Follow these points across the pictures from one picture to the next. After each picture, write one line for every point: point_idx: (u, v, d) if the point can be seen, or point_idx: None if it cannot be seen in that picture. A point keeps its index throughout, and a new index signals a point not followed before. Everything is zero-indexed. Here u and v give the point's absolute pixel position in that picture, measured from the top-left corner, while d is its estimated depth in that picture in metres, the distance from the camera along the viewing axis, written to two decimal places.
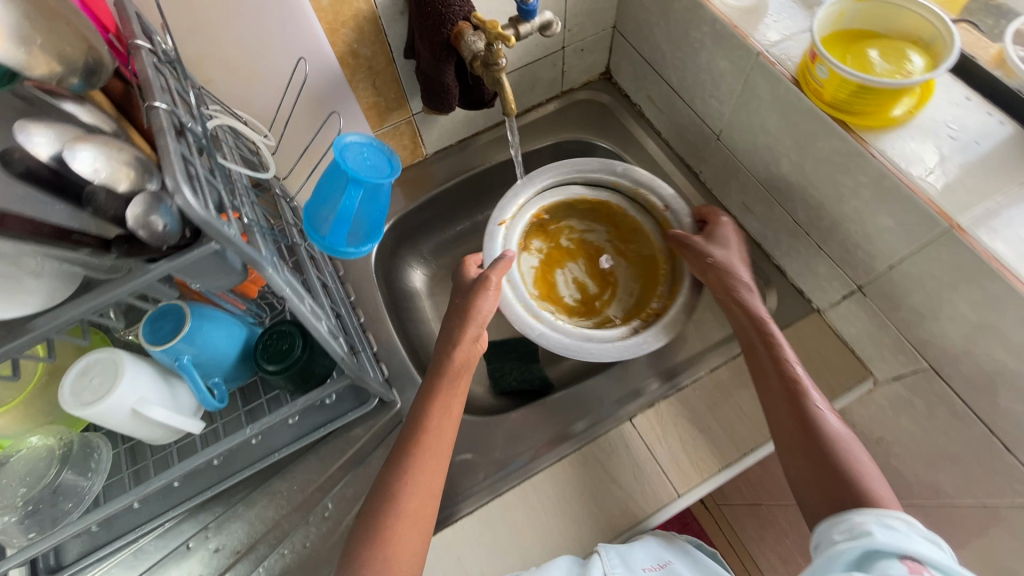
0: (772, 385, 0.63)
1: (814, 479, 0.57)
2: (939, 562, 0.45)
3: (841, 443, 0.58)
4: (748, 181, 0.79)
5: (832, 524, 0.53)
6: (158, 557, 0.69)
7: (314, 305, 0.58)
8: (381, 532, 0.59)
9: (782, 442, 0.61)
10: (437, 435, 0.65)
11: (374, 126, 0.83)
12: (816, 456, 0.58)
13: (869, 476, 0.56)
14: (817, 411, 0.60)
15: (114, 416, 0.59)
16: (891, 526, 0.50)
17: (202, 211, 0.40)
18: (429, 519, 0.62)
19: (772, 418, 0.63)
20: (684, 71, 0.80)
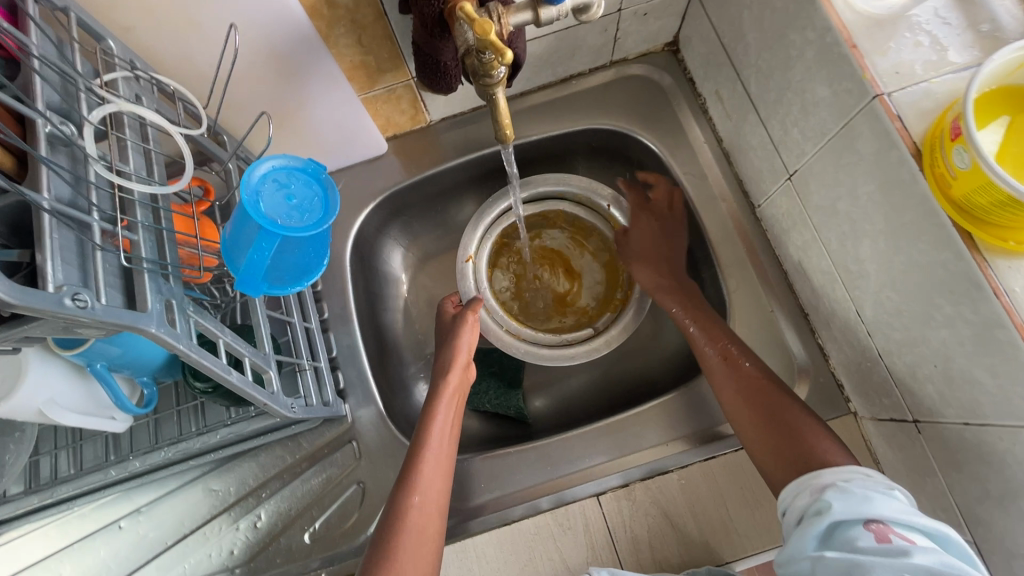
0: (721, 373, 0.62)
1: (781, 457, 0.55)
2: (899, 519, 0.44)
3: (792, 413, 0.57)
4: (813, 244, 0.61)
5: (798, 488, 0.51)
6: (88, 529, 0.69)
7: (234, 341, 0.49)
8: (395, 562, 0.51)
9: (741, 426, 0.59)
10: (441, 452, 0.59)
11: (361, 88, 0.67)
12: (775, 429, 0.56)
13: (822, 438, 0.54)
14: (765, 385, 0.59)
15: (20, 416, 0.53)
16: (844, 488, 0.47)
17: (14, 286, 0.30)
18: (437, 552, 0.54)
19: (727, 406, 0.61)
20: (770, 80, 0.59)
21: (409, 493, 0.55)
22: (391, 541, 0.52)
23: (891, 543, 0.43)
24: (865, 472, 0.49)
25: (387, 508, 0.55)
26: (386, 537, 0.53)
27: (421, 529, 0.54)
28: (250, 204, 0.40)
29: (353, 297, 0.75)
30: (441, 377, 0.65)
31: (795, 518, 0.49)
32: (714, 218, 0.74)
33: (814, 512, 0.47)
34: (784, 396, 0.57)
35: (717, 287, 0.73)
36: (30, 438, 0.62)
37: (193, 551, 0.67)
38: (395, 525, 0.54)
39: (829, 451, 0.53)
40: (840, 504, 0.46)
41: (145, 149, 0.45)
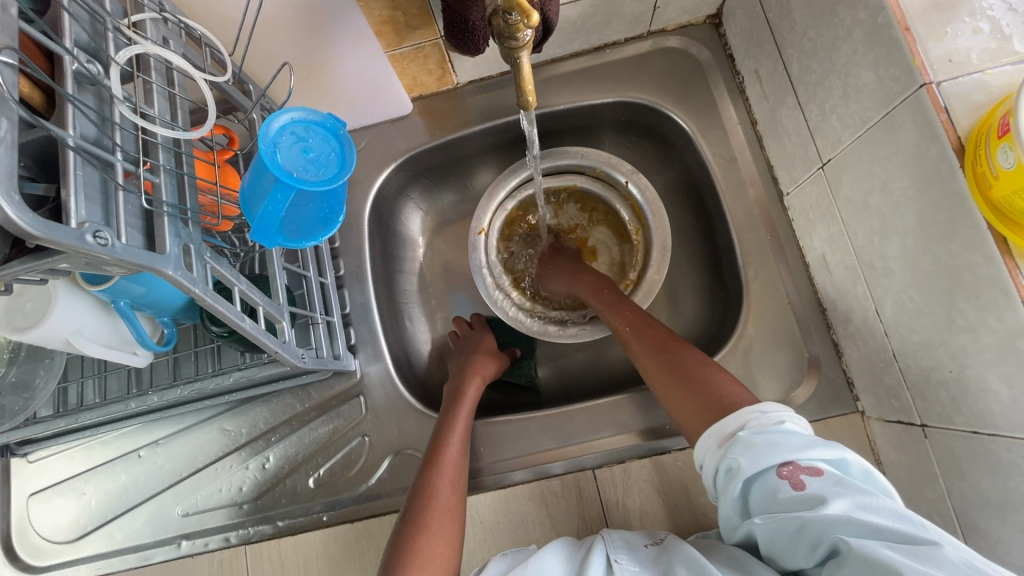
0: (632, 343, 0.64)
1: (690, 406, 0.55)
2: (802, 456, 0.44)
3: (693, 364, 0.57)
4: (838, 237, 0.59)
5: (704, 442, 0.50)
6: (112, 454, 0.73)
7: (250, 288, 0.50)
8: (426, 532, 0.54)
9: (659, 386, 0.59)
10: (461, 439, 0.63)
11: (389, 45, 0.66)
12: (681, 379, 0.57)
13: (726, 381, 0.54)
14: (669, 344, 0.61)
15: (49, 343, 0.56)
16: (747, 440, 0.46)
17: (42, 220, 0.31)
18: (461, 525, 0.58)
19: (643, 372, 0.62)
20: (813, 60, 0.56)
21: (434, 474, 0.59)
22: (421, 514, 0.56)
23: (806, 488, 0.43)
24: (759, 408, 0.48)
25: (413, 489, 0.59)
26: (416, 512, 0.56)
27: (447, 505, 0.57)
28: (267, 155, 0.40)
29: (369, 256, 0.76)
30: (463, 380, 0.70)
31: (711, 474, 0.49)
32: (739, 203, 0.72)
33: (728, 471, 0.46)
34: (698, 360, 0.57)
35: (736, 275, 0.71)
36: (58, 366, 0.65)
37: (206, 484, 0.71)
38: (424, 499, 0.58)
39: (729, 391, 0.53)
40: (746, 457, 0.45)
41: (169, 93, 0.45)
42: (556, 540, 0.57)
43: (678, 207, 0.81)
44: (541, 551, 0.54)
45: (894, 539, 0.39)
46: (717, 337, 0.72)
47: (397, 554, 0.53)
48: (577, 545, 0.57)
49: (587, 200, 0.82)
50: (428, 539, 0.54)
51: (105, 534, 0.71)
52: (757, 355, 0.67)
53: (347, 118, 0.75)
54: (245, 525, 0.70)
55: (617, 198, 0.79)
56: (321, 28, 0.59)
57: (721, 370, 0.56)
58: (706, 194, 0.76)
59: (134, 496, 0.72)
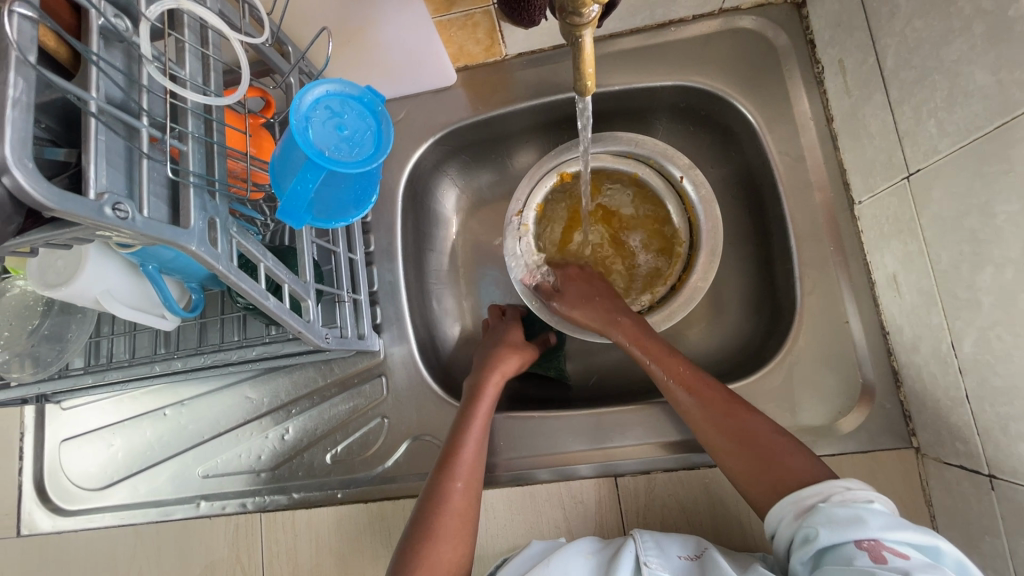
0: (688, 404, 0.59)
1: (763, 484, 0.53)
2: (886, 534, 0.43)
3: (766, 438, 0.55)
4: (917, 257, 0.53)
5: (781, 512, 0.50)
6: (139, 409, 0.75)
7: (277, 264, 0.48)
8: (434, 540, 0.53)
9: (722, 455, 0.56)
10: (479, 444, 0.60)
11: (438, 10, 0.62)
12: (756, 457, 0.54)
13: (795, 457, 0.53)
14: (732, 413, 0.57)
15: (80, 301, 0.56)
16: (827, 511, 0.46)
17: (59, 191, 0.29)
18: (473, 530, 0.56)
19: (703, 437, 0.58)
20: (916, 54, 0.49)
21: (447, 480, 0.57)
22: (430, 523, 0.54)
23: (888, 563, 0.42)
24: (844, 486, 0.48)
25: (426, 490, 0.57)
26: (425, 518, 0.55)
27: (456, 515, 0.55)
28: (299, 131, 0.37)
29: (400, 233, 0.74)
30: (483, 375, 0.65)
31: (786, 542, 0.49)
32: (802, 208, 0.65)
33: (804, 538, 0.46)
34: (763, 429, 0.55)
35: (790, 286, 0.66)
36: (90, 320, 0.66)
37: (227, 449, 0.72)
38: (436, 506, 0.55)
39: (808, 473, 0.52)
40: (827, 530, 0.45)
41: (202, 54, 0.42)
42: (585, 537, 0.57)
43: (732, 205, 0.75)
44: (565, 550, 0.54)
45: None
46: (761, 349, 0.67)
47: (405, 556, 0.53)
48: (604, 544, 0.56)
49: (635, 196, 0.76)
50: (433, 548, 0.53)
51: (129, 486, 0.73)
52: (805, 374, 0.62)
53: (388, 85, 0.72)
54: (261, 493, 0.70)
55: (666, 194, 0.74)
56: None
57: (796, 447, 0.54)
58: (765, 194, 0.70)
59: (159, 452, 0.74)
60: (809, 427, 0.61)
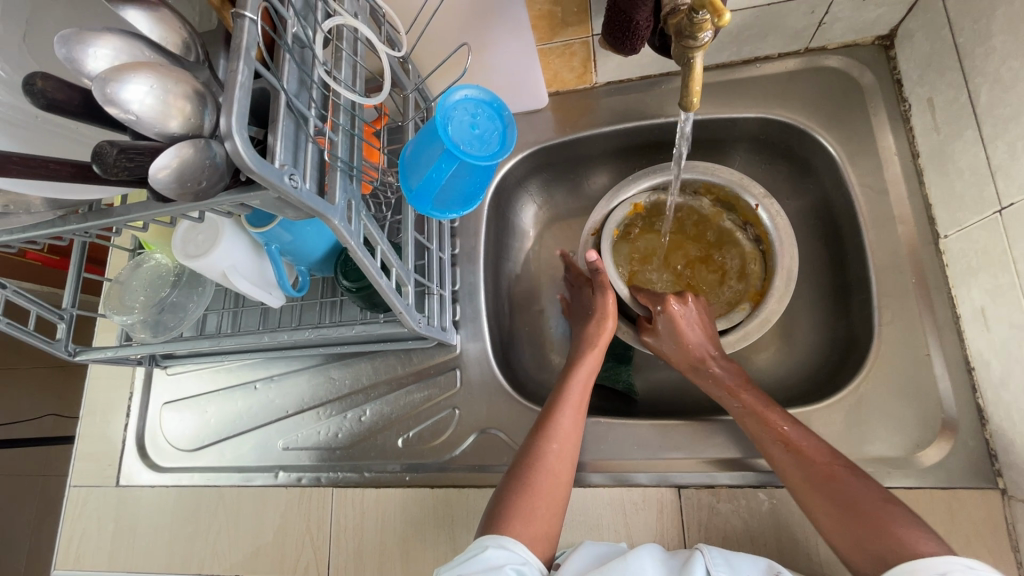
0: (785, 461, 0.56)
1: (865, 551, 0.47)
2: None
3: (869, 502, 0.50)
4: (1009, 290, 0.53)
5: None
6: (234, 382, 0.82)
7: (389, 248, 0.54)
8: (531, 494, 0.56)
9: (820, 517, 0.52)
10: (570, 431, 0.61)
11: (542, 38, 0.68)
12: (853, 517, 0.49)
13: (906, 526, 0.47)
14: (832, 473, 0.53)
15: (210, 273, 0.64)
16: None
17: (258, 159, 0.35)
18: (565, 495, 0.58)
19: (801, 498, 0.54)
20: (1010, 92, 0.51)
21: (546, 438, 0.60)
22: (527, 477, 0.57)
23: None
24: (966, 564, 0.42)
25: (523, 446, 0.60)
26: (522, 471, 0.58)
27: (554, 472, 0.58)
28: (441, 124, 0.42)
29: (484, 239, 0.79)
30: (580, 359, 0.67)
31: None
32: (884, 240, 0.66)
33: None
34: (866, 493, 0.50)
35: (868, 316, 0.66)
36: (208, 294, 0.74)
37: (308, 424, 0.78)
38: (533, 463, 0.58)
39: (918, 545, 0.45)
40: None
41: (354, 61, 0.50)
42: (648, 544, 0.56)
43: (807, 235, 0.76)
44: (638, 551, 0.53)
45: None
46: (834, 378, 0.67)
47: (502, 505, 0.56)
48: (671, 554, 0.55)
49: (712, 224, 0.79)
50: (531, 500, 0.55)
51: (218, 450, 0.80)
52: (881, 404, 0.62)
53: None
54: (335, 469, 0.75)
55: (738, 224, 0.77)
56: (485, 16, 0.62)
57: (911, 520, 0.47)
58: (844, 225, 0.71)
59: (247, 422, 0.80)
60: (884, 458, 0.60)
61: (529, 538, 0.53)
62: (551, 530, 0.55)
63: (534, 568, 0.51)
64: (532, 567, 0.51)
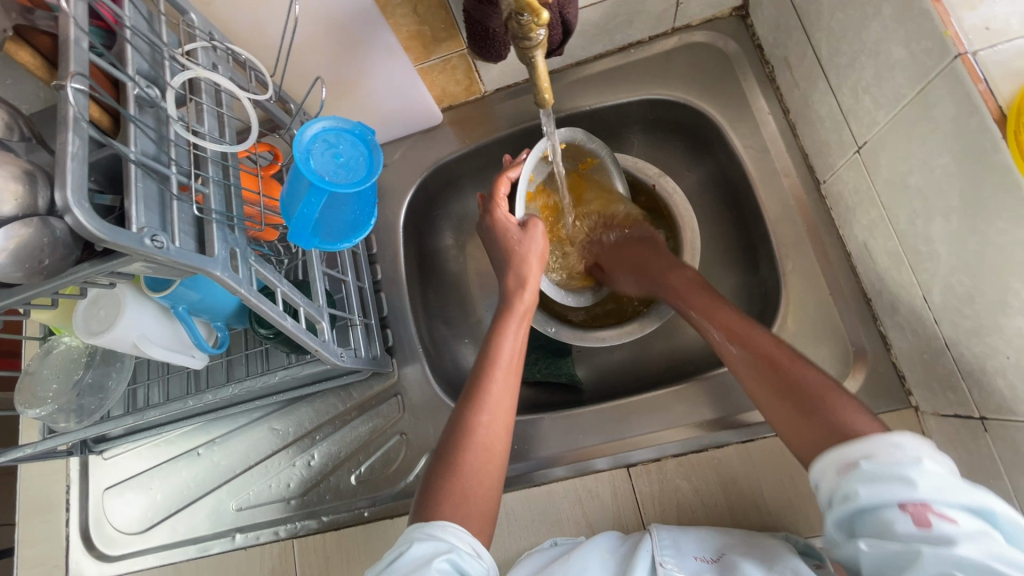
0: (733, 352, 0.56)
1: (808, 436, 0.48)
2: (936, 498, 0.39)
3: (812, 385, 0.50)
4: (879, 223, 0.56)
5: (820, 466, 0.45)
6: (174, 453, 0.79)
7: (291, 287, 0.54)
8: (459, 475, 0.52)
9: (766, 407, 0.52)
10: (500, 400, 0.56)
11: (418, 58, 0.69)
12: (799, 410, 0.49)
13: (850, 411, 0.47)
14: (780, 365, 0.52)
15: (121, 345, 0.61)
16: (869, 470, 0.42)
17: (106, 226, 0.35)
18: (500, 470, 0.54)
19: (748, 388, 0.54)
20: (842, 42, 0.55)
21: (478, 409, 0.55)
22: (456, 456, 0.53)
23: (933, 528, 0.39)
24: (892, 439, 0.42)
25: (454, 418, 0.56)
26: (450, 448, 0.54)
27: (486, 447, 0.54)
28: (302, 160, 0.43)
29: (403, 261, 0.80)
30: (503, 321, 0.62)
31: (825, 496, 0.45)
32: (773, 195, 0.70)
33: (843, 497, 0.43)
34: (812, 381, 0.50)
35: (772, 268, 0.69)
36: (128, 369, 0.72)
37: (258, 480, 0.76)
38: (465, 441, 0.54)
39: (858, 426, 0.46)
40: (868, 492, 0.41)
41: (218, 112, 0.50)
42: (604, 533, 0.59)
43: (710, 202, 0.80)
44: (586, 545, 0.56)
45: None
46: None
47: (432, 490, 0.52)
48: (623, 540, 0.58)
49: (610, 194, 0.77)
50: (460, 481, 0.51)
51: (168, 527, 0.76)
52: (798, 349, 0.65)
53: (382, 131, 0.80)
54: (292, 520, 0.74)
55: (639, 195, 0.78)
56: (353, 47, 0.63)
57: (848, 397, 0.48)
58: (738, 188, 0.75)
59: (194, 491, 0.77)
60: None
61: (463, 518, 0.50)
62: (488, 507, 0.52)
63: (464, 551, 0.46)
64: (463, 552, 0.46)
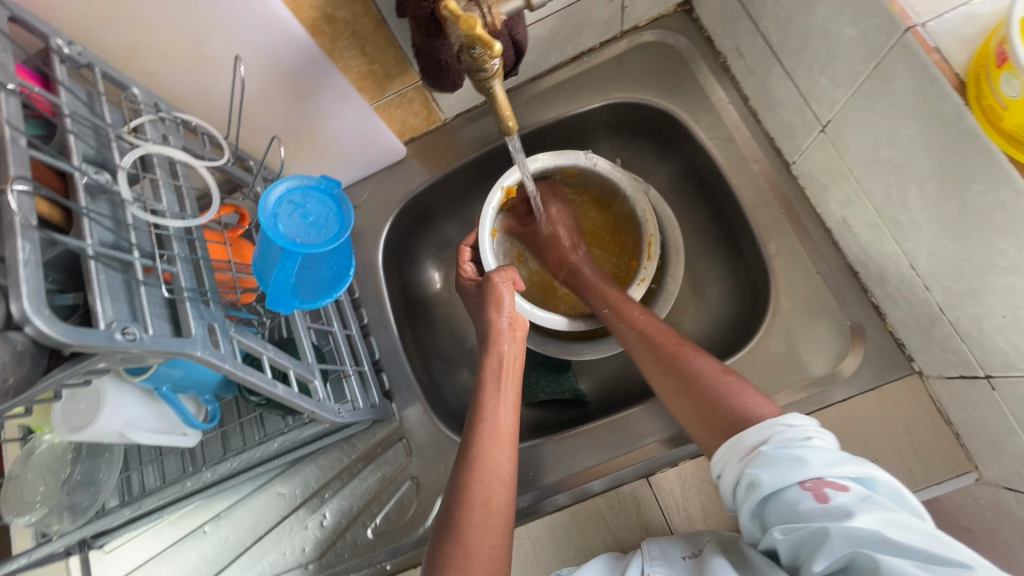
0: (638, 350, 0.61)
1: (707, 419, 0.52)
2: (827, 471, 0.42)
3: (710, 375, 0.54)
4: (855, 197, 0.57)
5: (724, 454, 0.49)
6: (178, 534, 0.75)
7: (278, 351, 0.52)
8: (461, 537, 0.50)
9: (669, 397, 0.57)
10: (499, 467, 0.54)
11: (373, 96, 0.68)
12: (696, 394, 0.54)
13: (744, 393, 0.52)
14: (677, 356, 0.57)
15: (106, 437, 0.58)
16: (768, 455, 0.45)
17: (70, 330, 0.33)
18: (508, 525, 0.53)
19: (652, 381, 0.59)
20: (791, 26, 0.55)
21: (471, 470, 0.54)
22: (457, 514, 0.52)
23: (830, 501, 0.41)
24: (784, 422, 0.47)
25: (451, 479, 0.55)
26: (452, 512, 0.52)
27: (484, 503, 0.52)
28: (270, 227, 0.42)
29: (388, 301, 0.78)
30: (484, 383, 0.60)
31: (731, 485, 0.48)
32: (747, 181, 0.70)
33: (749, 485, 0.45)
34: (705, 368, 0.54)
35: (757, 253, 0.69)
36: (118, 458, 0.68)
37: (271, 549, 0.72)
38: (480, 489, 0.53)
39: (755, 408, 0.50)
40: (771, 475, 0.43)
41: (175, 185, 0.48)
42: (595, 559, 0.55)
43: (685, 197, 0.80)
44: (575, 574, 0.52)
45: (922, 559, 0.37)
46: (748, 320, 0.70)
47: (438, 552, 0.50)
48: (615, 563, 0.54)
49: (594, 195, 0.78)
50: (466, 541, 0.50)
51: None
52: (796, 331, 0.65)
53: (348, 173, 0.78)
54: None
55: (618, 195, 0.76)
56: (304, 94, 0.61)
57: (741, 382, 0.52)
58: (709, 179, 0.75)
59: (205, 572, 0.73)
60: (813, 379, 0.63)
61: None
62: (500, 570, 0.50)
63: None
64: None
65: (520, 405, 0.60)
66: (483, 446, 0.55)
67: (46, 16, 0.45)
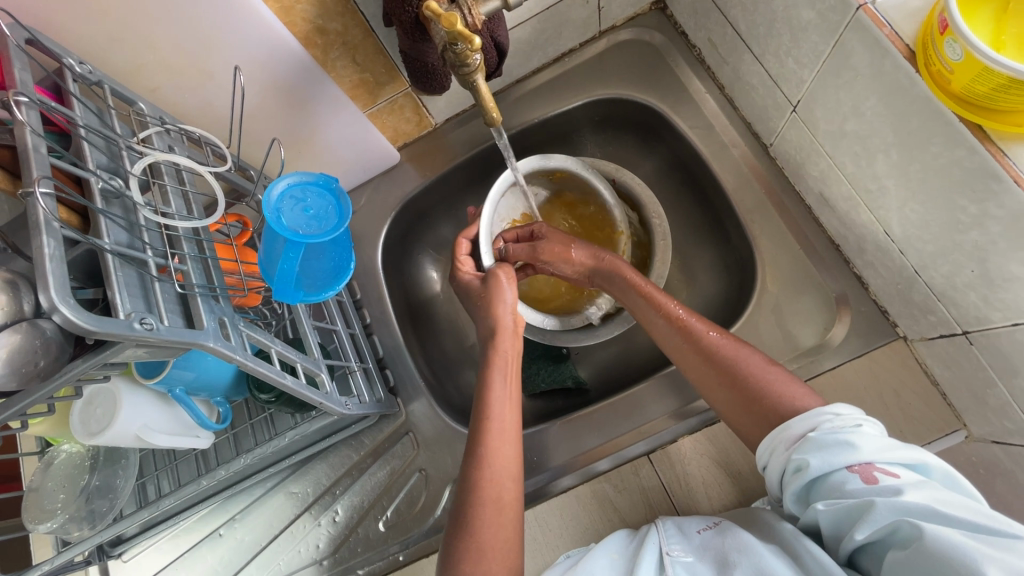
0: (676, 346, 0.59)
1: (753, 416, 0.53)
2: (878, 457, 0.43)
3: (758, 371, 0.54)
4: (829, 171, 0.59)
5: (770, 443, 0.50)
6: (194, 540, 0.76)
7: (286, 346, 0.54)
8: (471, 527, 0.52)
9: (711, 393, 0.57)
10: (504, 449, 0.56)
11: (365, 105, 0.71)
12: (742, 392, 0.54)
13: (790, 387, 0.52)
14: (720, 351, 0.56)
15: (123, 440, 0.60)
16: (816, 440, 0.46)
17: (93, 318, 0.35)
18: (516, 511, 0.55)
19: (693, 377, 0.58)
20: (757, 14, 0.58)
21: (481, 461, 0.55)
22: (468, 506, 0.53)
23: (879, 483, 0.42)
24: (832, 411, 0.47)
25: (462, 466, 0.56)
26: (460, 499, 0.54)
27: (496, 498, 0.54)
28: (274, 219, 0.45)
29: (389, 301, 0.81)
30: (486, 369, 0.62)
31: (775, 470, 0.49)
32: (728, 166, 0.73)
33: (796, 468, 0.47)
34: (754, 364, 0.54)
35: (741, 234, 0.72)
36: (134, 464, 0.70)
37: (286, 548, 0.74)
38: (485, 469, 0.55)
39: (801, 403, 0.51)
40: (821, 462, 0.45)
41: (183, 191, 0.51)
42: (613, 534, 0.57)
43: (670, 186, 0.83)
44: (593, 551, 0.54)
45: (972, 531, 0.38)
46: (737, 299, 0.72)
47: (451, 547, 0.52)
48: (631, 537, 0.56)
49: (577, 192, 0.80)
50: (477, 528, 0.52)
51: None
52: (783, 305, 0.67)
53: (344, 180, 0.81)
54: None
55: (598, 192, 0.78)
56: (299, 104, 0.64)
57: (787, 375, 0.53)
58: (692, 167, 0.78)
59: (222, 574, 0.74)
60: (802, 351, 0.65)
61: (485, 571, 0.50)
62: (511, 556, 0.52)
63: None
64: None
65: (521, 397, 0.62)
66: (487, 432, 0.57)
67: (59, 39, 0.48)
